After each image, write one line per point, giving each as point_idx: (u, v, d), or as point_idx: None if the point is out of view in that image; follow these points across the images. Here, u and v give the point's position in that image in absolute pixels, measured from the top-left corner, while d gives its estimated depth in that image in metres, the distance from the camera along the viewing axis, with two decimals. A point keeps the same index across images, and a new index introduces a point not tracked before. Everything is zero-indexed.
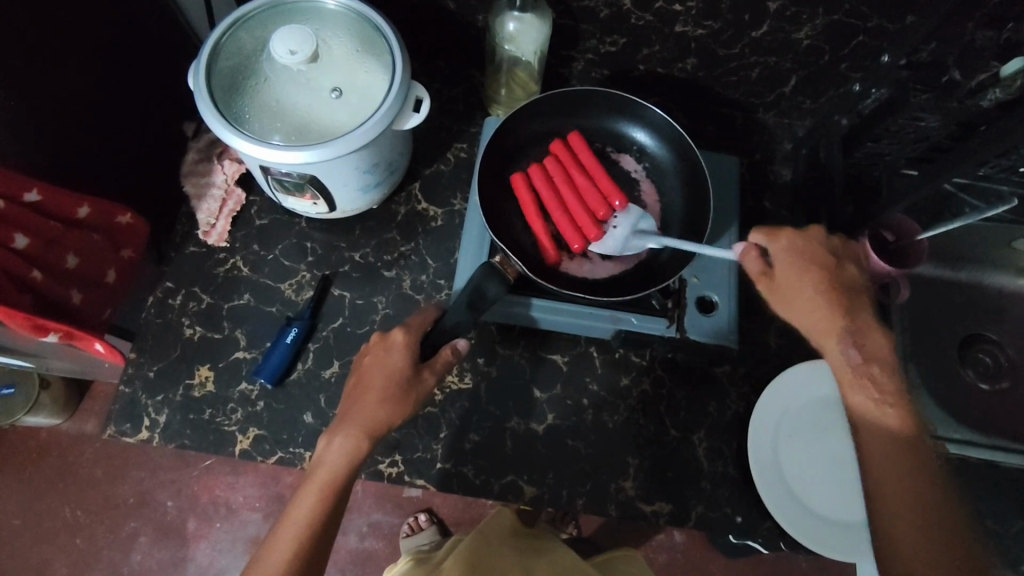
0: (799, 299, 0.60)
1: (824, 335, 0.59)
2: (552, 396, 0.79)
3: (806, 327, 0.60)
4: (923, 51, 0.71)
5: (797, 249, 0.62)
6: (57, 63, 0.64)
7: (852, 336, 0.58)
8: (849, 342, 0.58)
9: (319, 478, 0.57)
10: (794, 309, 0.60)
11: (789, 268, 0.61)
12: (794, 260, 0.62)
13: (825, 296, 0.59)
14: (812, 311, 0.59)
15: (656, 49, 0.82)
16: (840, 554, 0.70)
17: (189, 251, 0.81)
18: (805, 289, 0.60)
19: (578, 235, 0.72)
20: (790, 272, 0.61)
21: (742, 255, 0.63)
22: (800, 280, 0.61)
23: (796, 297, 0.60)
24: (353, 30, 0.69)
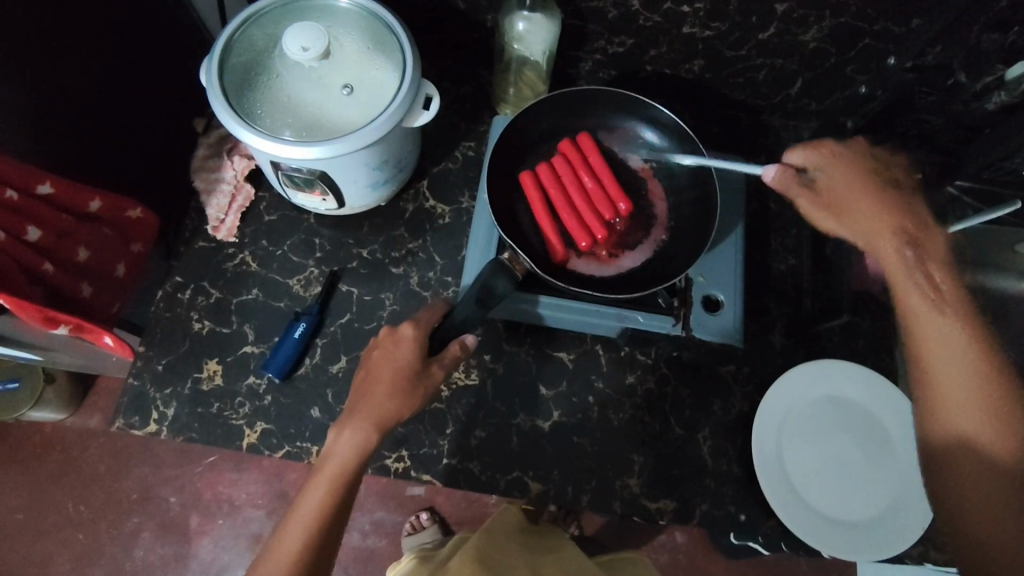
0: (856, 213, 0.68)
1: (876, 235, 0.66)
2: (557, 393, 0.79)
3: (863, 234, 0.67)
4: (929, 54, 0.73)
5: (840, 163, 0.70)
6: (71, 58, 0.64)
7: (912, 247, 0.65)
8: (907, 247, 0.65)
9: (328, 471, 0.58)
10: (836, 222, 0.68)
11: (834, 176, 0.70)
12: (856, 178, 0.69)
13: (868, 194, 0.68)
14: (875, 226, 0.67)
15: (664, 50, 0.83)
16: (845, 553, 0.70)
17: (199, 246, 0.82)
18: (863, 202, 0.68)
19: (586, 234, 0.74)
20: (830, 176, 0.70)
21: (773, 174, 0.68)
22: (847, 189, 0.69)
23: (838, 210, 0.68)
24: (364, 28, 0.70)
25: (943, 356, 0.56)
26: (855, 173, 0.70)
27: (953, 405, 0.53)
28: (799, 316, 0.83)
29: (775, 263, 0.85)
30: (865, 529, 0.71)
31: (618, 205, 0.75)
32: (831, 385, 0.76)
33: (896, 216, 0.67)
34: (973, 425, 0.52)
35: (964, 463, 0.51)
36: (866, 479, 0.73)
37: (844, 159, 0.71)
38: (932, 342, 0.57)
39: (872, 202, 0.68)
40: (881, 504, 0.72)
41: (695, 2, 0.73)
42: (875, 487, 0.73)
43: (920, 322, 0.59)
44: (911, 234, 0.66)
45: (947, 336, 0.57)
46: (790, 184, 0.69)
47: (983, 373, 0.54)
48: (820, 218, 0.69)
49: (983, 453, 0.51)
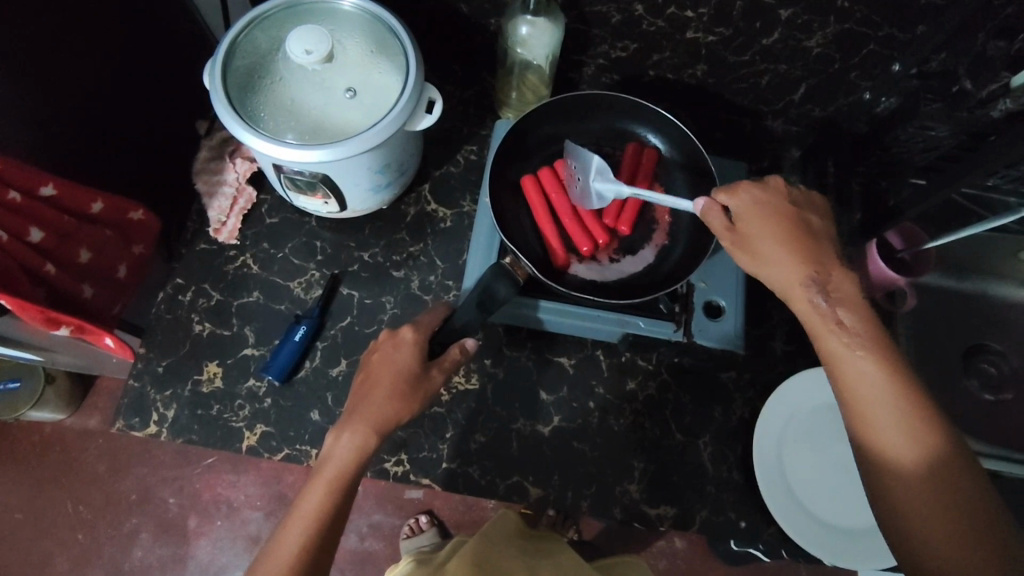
0: (767, 253, 0.57)
1: (792, 288, 0.56)
2: (558, 399, 0.79)
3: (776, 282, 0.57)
4: (933, 60, 0.73)
5: (755, 201, 0.59)
6: (74, 57, 0.64)
7: (819, 289, 0.55)
8: (818, 295, 0.55)
9: (326, 473, 0.58)
10: (759, 266, 0.57)
11: (748, 218, 0.59)
12: (753, 213, 0.59)
13: (791, 242, 0.57)
14: (780, 268, 0.56)
15: (667, 55, 0.82)
16: (848, 563, 0.70)
17: (200, 248, 0.82)
18: (759, 243, 0.57)
19: (587, 239, 0.74)
20: (752, 227, 0.58)
21: (705, 210, 0.60)
22: (755, 229, 0.58)
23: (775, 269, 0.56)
24: (367, 31, 0.70)
25: (869, 421, 0.49)
26: (762, 206, 0.59)
27: (895, 478, 0.47)
28: (801, 322, 0.83)
29: None
30: (869, 535, 0.71)
31: (622, 216, 0.76)
32: (831, 392, 0.76)
33: (797, 261, 0.56)
34: (903, 496, 0.46)
35: (912, 543, 0.46)
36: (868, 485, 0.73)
37: (776, 199, 0.59)
38: (858, 403, 0.50)
39: (765, 233, 0.57)
40: None
41: (699, 7, 0.73)
42: None
43: (845, 373, 0.51)
44: (817, 276, 0.56)
45: (873, 380, 0.50)
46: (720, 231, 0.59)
47: (913, 422, 0.48)
48: (742, 259, 0.58)
49: (928, 526, 0.45)
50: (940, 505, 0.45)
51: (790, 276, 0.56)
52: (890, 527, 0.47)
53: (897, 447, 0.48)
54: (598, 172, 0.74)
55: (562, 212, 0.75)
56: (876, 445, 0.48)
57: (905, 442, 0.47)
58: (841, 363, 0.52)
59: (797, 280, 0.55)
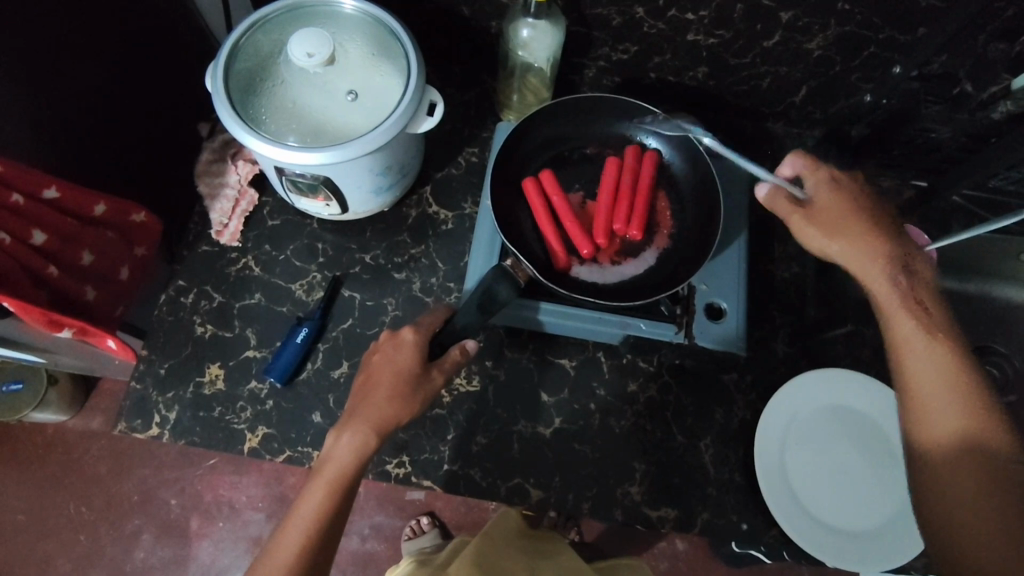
0: (831, 233, 0.60)
1: (865, 267, 0.58)
2: (559, 400, 0.79)
3: (847, 258, 0.59)
4: (934, 63, 0.71)
5: (841, 190, 0.62)
6: (77, 60, 0.64)
7: (900, 275, 0.57)
8: (896, 273, 0.57)
9: (326, 473, 0.58)
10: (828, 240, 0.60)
11: (832, 203, 0.62)
12: (838, 201, 0.62)
13: (862, 230, 0.60)
14: (855, 245, 0.59)
15: (668, 57, 0.83)
16: (850, 565, 0.70)
17: (202, 250, 0.82)
18: (836, 225, 0.60)
19: (588, 242, 0.73)
20: (836, 211, 0.61)
21: (768, 194, 0.63)
22: (839, 213, 0.61)
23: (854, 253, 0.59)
24: (368, 33, 0.70)
25: (930, 401, 0.50)
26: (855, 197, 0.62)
27: (940, 451, 0.48)
28: (802, 324, 0.83)
29: (777, 271, 0.85)
30: (870, 537, 0.71)
31: (631, 221, 0.75)
32: (831, 394, 0.76)
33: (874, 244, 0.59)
34: (955, 471, 0.46)
35: (953, 518, 0.46)
36: (869, 487, 0.73)
37: (850, 187, 0.63)
38: (927, 378, 0.50)
39: (847, 219, 0.60)
40: (885, 513, 0.72)
41: (700, 10, 0.73)
42: (877, 496, 0.72)
43: (912, 356, 0.52)
44: (904, 262, 0.58)
45: (939, 362, 0.51)
46: (788, 214, 0.62)
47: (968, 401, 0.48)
48: (808, 234, 0.61)
49: (969, 500, 0.45)
50: (987, 481, 0.45)
51: (858, 255, 0.58)
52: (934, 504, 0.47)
53: (935, 420, 0.49)
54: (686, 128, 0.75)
55: (566, 213, 0.74)
56: (935, 423, 0.49)
57: (932, 413, 0.49)
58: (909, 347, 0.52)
59: (872, 259, 0.58)
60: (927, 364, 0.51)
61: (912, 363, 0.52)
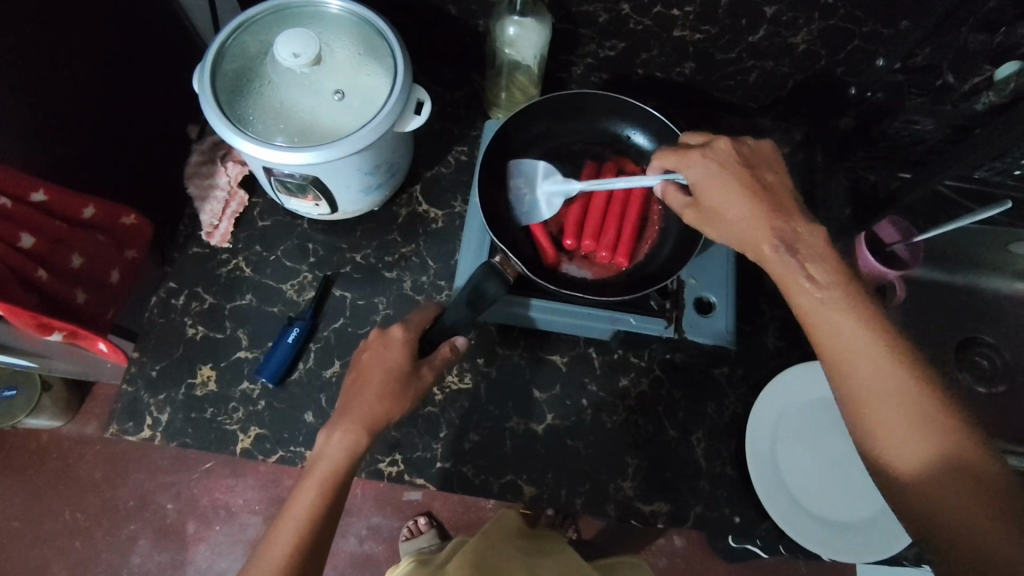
0: (716, 226, 0.59)
1: (753, 241, 0.56)
2: (551, 396, 0.79)
3: (742, 240, 0.57)
4: (917, 55, 0.73)
5: (712, 165, 0.60)
6: (63, 63, 0.64)
7: (786, 247, 0.54)
8: (784, 251, 0.54)
9: (318, 472, 0.58)
10: (720, 230, 0.59)
11: (706, 186, 0.59)
12: (710, 181, 0.59)
13: (751, 211, 0.57)
14: (749, 226, 0.56)
15: (655, 54, 0.83)
16: (837, 554, 0.70)
17: (192, 252, 0.82)
18: (719, 202, 0.58)
19: (573, 234, 0.75)
20: (715, 199, 0.59)
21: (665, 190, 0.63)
22: (718, 199, 0.58)
23: (740, 239, 0.57)
24: (355, 33, 0.70)
25: (875, 397, 0.47)
26: (722, 170, 0.59)
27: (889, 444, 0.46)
28: (793, 317, 0.84)
29: (766, 265, 0.86)
30: (866, 528, 0.71)
31: (619, 248, 0.75)
32: (824, 387, 0.76)
33: (759, 216, 0.56)
34: (925, 477, 0.44)
35: (933, 526, 0.43)
36: (857, 480, 0.73)
37: (722, 158, 0.60)
38: (859, 367, 0.48)
39: (733, 207, 0.57)
40: (872, 506, 0.72)
41: (685, 6, 0.74)
42: (864, 490, 0.73)
43: (835, 345, 0.49)
44: (786, 232, 0.56)
45: (866, 347, 0.49)
46: (683, 209, 0.62)
47: (906, 385, 0.46)
48: (703, 225, 0.61)
49: (945, 498, 0.43)
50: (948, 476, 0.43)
51: (748, 233, 0.57)
52: (910, 510, 0.44)
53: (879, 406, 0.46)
54: (544, 174, 0.78)
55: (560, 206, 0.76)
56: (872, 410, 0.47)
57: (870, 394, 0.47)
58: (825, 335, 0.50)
59: (761, 235, 0.56)
60: (854, 348, 0.48)
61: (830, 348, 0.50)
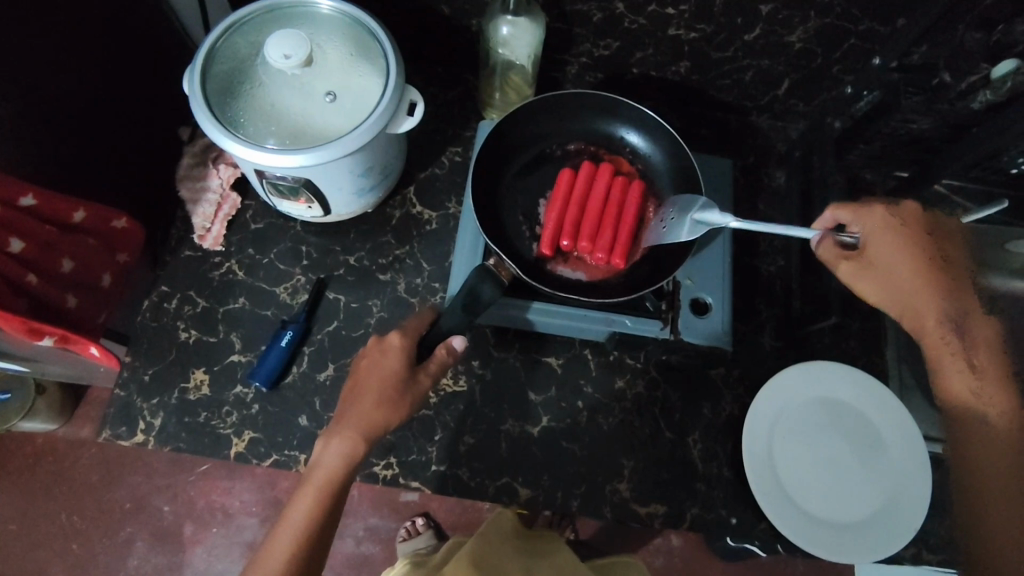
0: (881, 278, 0.63)
1: (915, 307, 0.62)
2: (547, 399, 0.79)
3: (900, 306, 0.63)
4: (915, 53, 0.71)
5: (887, 227, 0.64)
6: (52, 66, 0.64)
7: (956, 320, 0.61)
8: (949, 315, 0.61)
9: (315, 479, 0.58)
10: (880, 289, 0.63)
11: (877, 244, 0.63)
12: (882, 238, 0.63)
13: (916, 271, 0.62)
14: (920, 293, 0.62)
15: (650, 53, 0.82)
16: (833, 555, 0.69)
17: (184, 255, 0.83)
18: (886, 259, 0.63)
19: (571, 234, 0.74)
20: (882, 252, 0.63)
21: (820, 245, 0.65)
22: (887, 254, 0.63)
23: (894, 288, 0.62)
24: (347, 34, 0.69)
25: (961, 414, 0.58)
26: (895, 226, 0.64)
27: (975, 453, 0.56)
28: (789, 317, 0.83)
29: (762, 265, 0.86)
30: (866, 528, 0.71)
31: (615, 250, 0.73)
32: (821, 386, 0.76)
33: (929, 284, 0.62)
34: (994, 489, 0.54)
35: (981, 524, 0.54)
36: (855, 480, 0.73)
37: (905, 222, 0.64)
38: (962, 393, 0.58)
39: (892, 257, 0.63)
40: (869, 507, 0.72)
41: (680, 5, 0.73)
42: (862, 492, 0.72)
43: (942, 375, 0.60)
44: (955, 305, 0.62)
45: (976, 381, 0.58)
46: (839, 261, 0.65)
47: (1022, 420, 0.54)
48: (862, 281, 0.63)
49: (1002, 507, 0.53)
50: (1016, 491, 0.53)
51: (903, 296, 0.62)
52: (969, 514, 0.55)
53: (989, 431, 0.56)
54: (703, 207, 0.72)
55: (560, 206, 0.74)
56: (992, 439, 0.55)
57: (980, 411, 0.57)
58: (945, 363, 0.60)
59: (929, 295, 0.61)
60: (966, 381, 0.58)
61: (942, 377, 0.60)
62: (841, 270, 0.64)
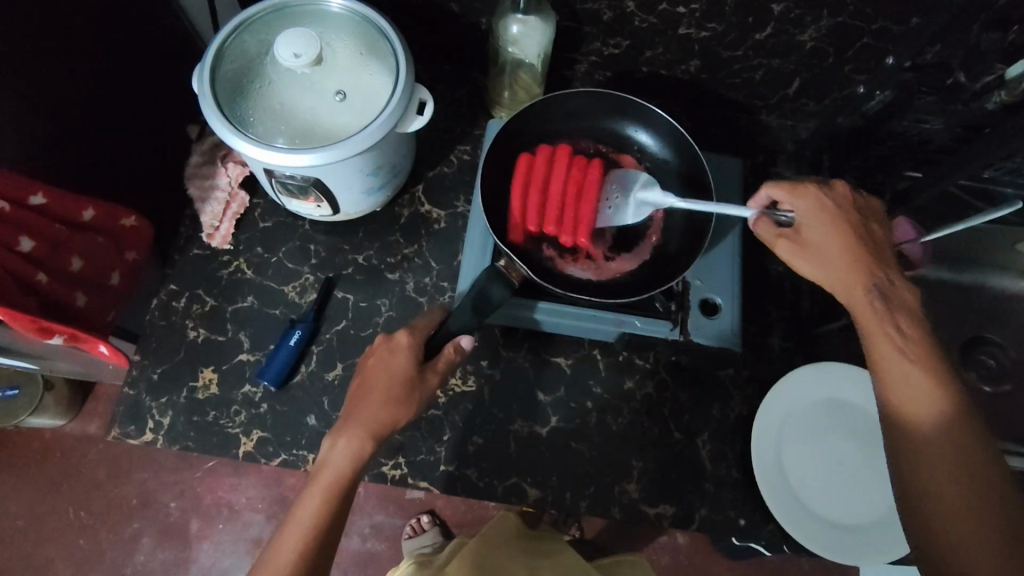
0: (822, 261, 0.59)
1: (846, 285, 0.58)
2: (555, 399, 0.79)
3: (834, 285, 0.59)
4: (928, 52, 0.71)
5: (821, 205, 0.61)
6: (62, 65, 0.64)
7: (882, 293, 0.56)
8: (877, 295, 0.56)
9: (324, 479, 0.58)
10: (814, 267, 0.60)
11: (810, 224, 0.61)
12: (815, 218, 0.61)
13: (845, 247, 0.59)
14: (847, 271, 0.58)
15: (660, 51, 0.82)
16: (845, 557, 0.69)
17: (193, 253, 0.83)
18: (817, 239, 0.60)
19: (535, 218, 0.73)
20: (816, 230, 0.60)
21: (756, 223, 0.63)
22: (820, 236, 0.60)
23: (827, 264, 0.59)
24: (357, 33, 0.69)
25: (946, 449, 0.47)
26: (829, 208, 0.61)
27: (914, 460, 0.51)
28: (799, 318, 0.83)
29: (771, 265, 0.85)
30: (877, 529, 0.71)
31: (581, 230, 0.72)
32: (830, 387, 0.75)
33: (856, 264, 0.58)
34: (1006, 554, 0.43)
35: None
36: (863, 481, 0.73)
37: (835, 201, 0.61)
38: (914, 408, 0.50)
39: (827, 237, 0.60)
40: (878, 508, 0.72)
41: (691, 4, 0.72)
42: (870, 493, 0.72)
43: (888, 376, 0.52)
44: (883, 283, 0.57)
45: (917, 391, 0.50)
46: (774, 239, 0.62)
47: (960, 423, 0.48)
48: (797, 260, 0.61)
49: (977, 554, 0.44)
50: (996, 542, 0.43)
51: (837, 276, 0.58)
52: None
53: (918, 431, 0.49)
54: (643, 185, 0.73)
55: (522, 192, 0.73)
56: (920, 454, 0.48)
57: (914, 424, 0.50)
58: (888, 360, 0.52)
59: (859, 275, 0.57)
60: (906, 389, 0.51)
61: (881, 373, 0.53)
62: (779, 248, 0.62)
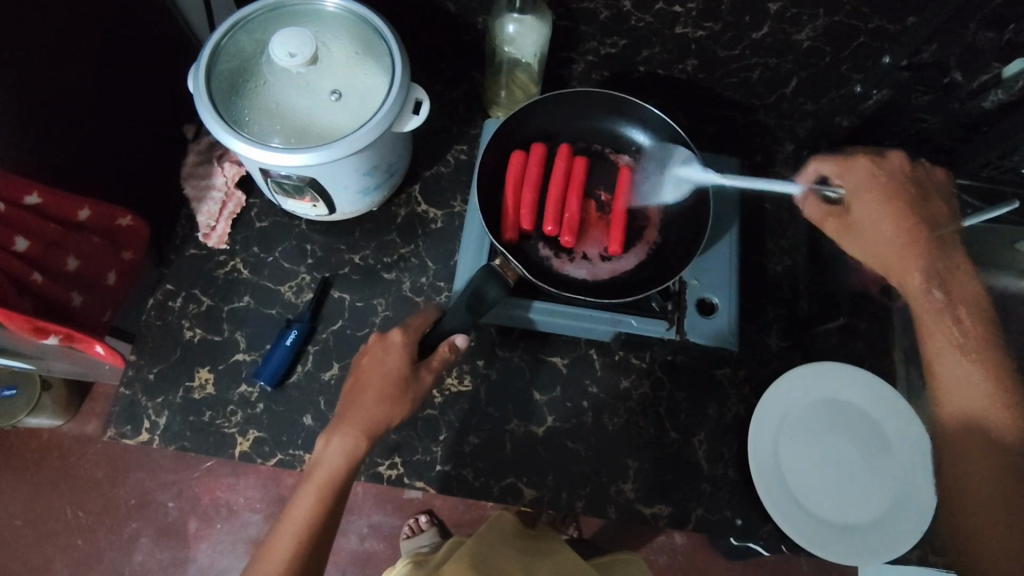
0: (863, 237, 0.71)
1: (898, 261, 0.68)
2: (552, 399, 0.79)
3: (885, 258, 0.69)
4: (925, 52, 0.70)
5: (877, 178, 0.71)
6: (58, 65, 0.64)
7: (936, 279, 0.66)
8: (933, 285, 0.66)
9: (318, 478, 0.58)
10: (856, 240, 0.71)
11: (857, 201, 0.71)
12: (865, 196, 0.71)
13: (901, 229, 0.68)
14: (893, 250, 0.68)
15: (657, 50, 0.82)
16: (843, 557, 0.69)
17: (188, 253, 0.82)
18: (867, 215, 0.70)
19: (531, 218, 0.73)
20: (863, 207, 0.71)
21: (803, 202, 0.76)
22: (868, 211, 0.70)
23: (873, 241, 0.70)
24: (352, 31, 0.69)
25: (980, 421, 0.60)
26: (876, 182, 0.71)
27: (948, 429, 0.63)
28: (796, 317, 0.83)
29: (769, 264, 0.85)
30: (876, 530, 0.70)
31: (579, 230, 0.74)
32: (827, 387, 0.75)
33: (907, 240, 0.67)
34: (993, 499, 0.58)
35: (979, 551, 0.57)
36: (863, 482, 0.72)
37: (884, 175, 0.71)
38: (956, 391, 0.62)
39: (872, 213, 0.70)
40: (879, 509, 0.71)
41: (687, 3, 0.72)
42: (871, 493, 0.71)
43: (945, 374, 0.63)
44: (938, 267, 0.66)
45: (959, 380, 0.62)
46: (823, 218, 0.74)
47: (997, 410, 0.59)
48: (849, 239, 0.72)
49: (973, 506, 0.59)
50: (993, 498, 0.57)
51: (881, 249, 0.69)
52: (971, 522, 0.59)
53: (958, 410, 0.61)
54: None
55: (519, 190, 0.74)
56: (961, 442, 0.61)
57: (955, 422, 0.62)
58: (941, 359, 0.63)
59: (909, 254, 0.67)
60: (960, 377, 0.62)
61: (941, 364, 0.63)
62: (829, 226, 0.74)
